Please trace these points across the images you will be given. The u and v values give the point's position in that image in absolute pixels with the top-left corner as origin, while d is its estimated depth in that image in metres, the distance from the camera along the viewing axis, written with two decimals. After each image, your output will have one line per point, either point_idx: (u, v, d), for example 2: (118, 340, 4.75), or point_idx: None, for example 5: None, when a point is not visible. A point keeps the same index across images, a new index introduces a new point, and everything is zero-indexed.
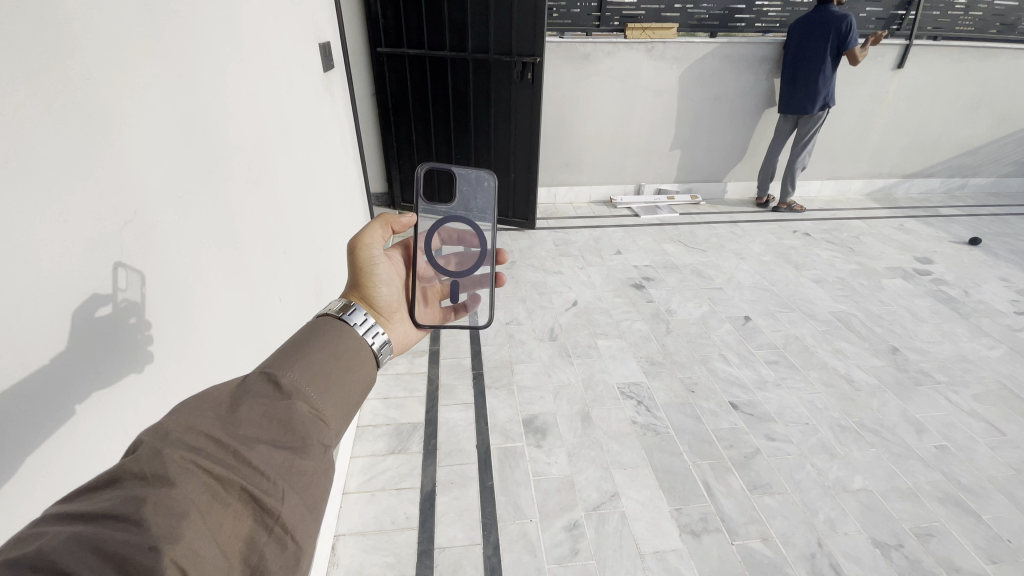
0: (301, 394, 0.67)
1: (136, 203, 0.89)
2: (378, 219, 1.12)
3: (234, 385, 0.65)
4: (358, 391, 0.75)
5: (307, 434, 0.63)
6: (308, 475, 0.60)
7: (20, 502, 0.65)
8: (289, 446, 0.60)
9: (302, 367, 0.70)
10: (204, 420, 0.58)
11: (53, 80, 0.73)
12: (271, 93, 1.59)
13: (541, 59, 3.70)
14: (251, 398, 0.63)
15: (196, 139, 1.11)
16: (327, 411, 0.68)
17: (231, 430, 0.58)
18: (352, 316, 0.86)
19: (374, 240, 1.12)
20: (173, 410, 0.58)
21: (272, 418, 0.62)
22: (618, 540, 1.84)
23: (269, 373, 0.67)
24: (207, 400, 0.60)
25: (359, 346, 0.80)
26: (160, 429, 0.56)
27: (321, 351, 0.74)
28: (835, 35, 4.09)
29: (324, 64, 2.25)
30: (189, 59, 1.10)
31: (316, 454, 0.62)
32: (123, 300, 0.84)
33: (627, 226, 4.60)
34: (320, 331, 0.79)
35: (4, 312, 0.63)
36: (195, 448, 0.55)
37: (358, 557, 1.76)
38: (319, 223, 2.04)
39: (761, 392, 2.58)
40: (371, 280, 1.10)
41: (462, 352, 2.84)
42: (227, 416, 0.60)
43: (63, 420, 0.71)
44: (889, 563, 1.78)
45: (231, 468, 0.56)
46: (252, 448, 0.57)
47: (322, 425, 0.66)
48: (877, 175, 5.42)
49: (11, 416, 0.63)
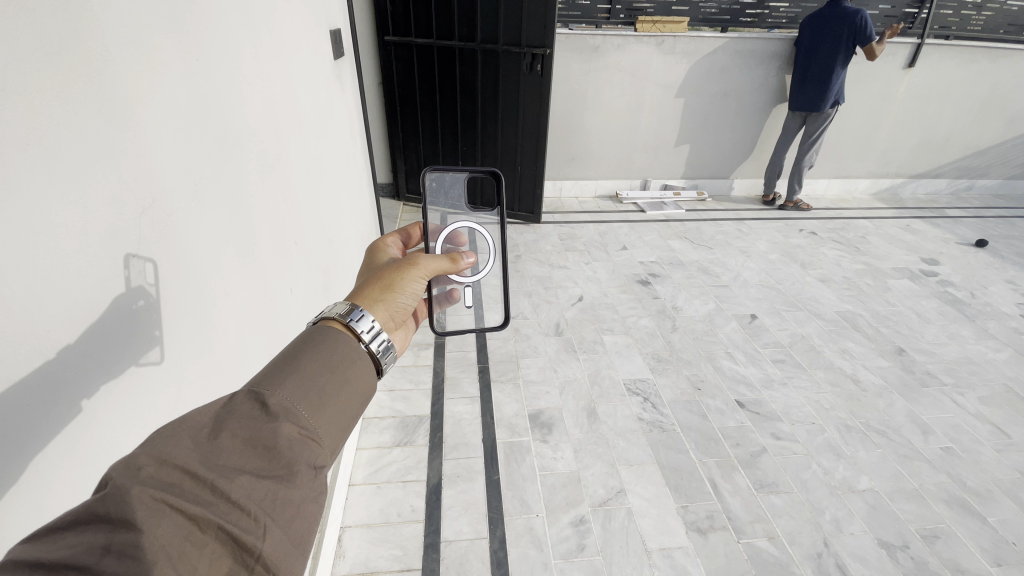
0: (290, 413, 0.60)
1: (153, 190, 0.87)
2: (447, 258, 1.11)
3: (218, 404, 0.59)
4: (356, 403, 0.68)
5: (295, 460, 0.57)
6: (295, 505, 0.56)
7: (26, 504, 0.63)
8: (273, 475, 0.56)
9: (294, 379, 0.63)
10: (180, 451, 0.53)
11: (74, 60, 0.71)
12: (284, 80, 1.57)
13: (551, 50, 3.62)
14: (234, 422, 0.57)
15: (212, 126, 1.10)
16: (322, 429, 0.62)
17: (210, 461, 0.54)
18: (358, 322, 0.79)
19: (432, 264, 1.07)
20: (146, 440, 0.52)
21: (255, 445, 0.56)
22: (625, 537, 1.84)
23: (256, 391, 0.61)
24: (186, 426, 0.55)
25: (359, 356, 0.71)
26: (129, 464, 0.51)
27: (317, 361, 0.66)
28: (850, 29, 4.04)
29: (335, 51, 2.23)
30: (205, 45, 1.08)
31: (305, 483, 0.57)
32: (136, 290, 0.82)
33: (632, 221, 4.58)
34: (316, 338, 0.70)
35: (26, 301, 0.61)
36: (166, 484, 0.51)
37: (365, 549, 1.76)
38: (329, 213, 2.03)
39: (768, 390, 2.58)
40: (398, 289, 0.98)
41: (467, 346, 2.82)
42: (207, 445, 0.55)
43: (67, 420, 0.68)
44: (895, 564, 1.79)
45: (208, 505, 0.51)
46: (231, 480, 0.53)
47: (315, 445, 0.61)
48: (884, 175, 5.40)
49: (15, 417, 0.59)
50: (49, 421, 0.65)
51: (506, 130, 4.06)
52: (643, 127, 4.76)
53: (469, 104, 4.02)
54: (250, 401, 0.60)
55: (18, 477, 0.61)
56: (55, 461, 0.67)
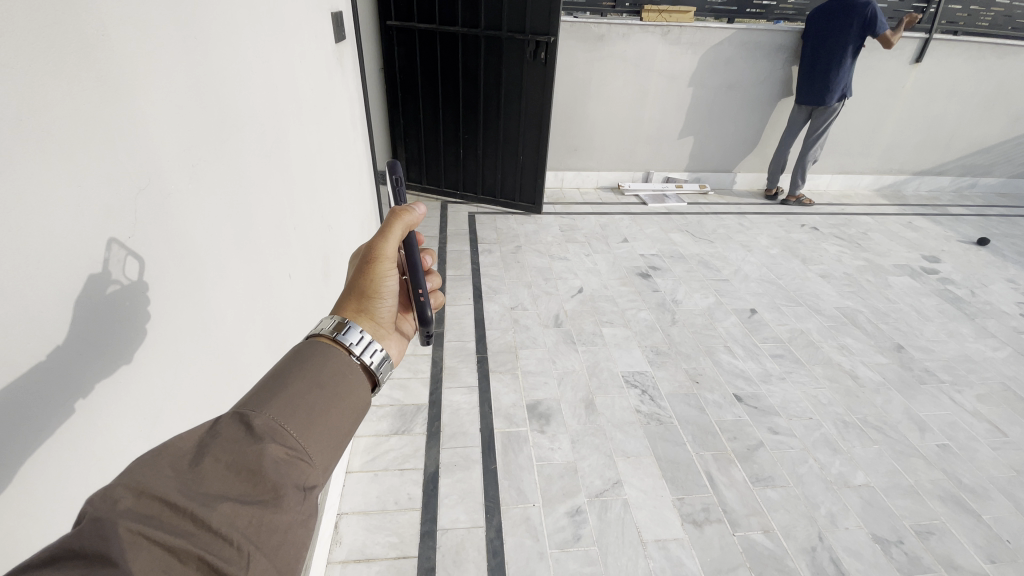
0: (276, 434, 0.60)
1: (149, 170, 0.85)
2: (396, 222, 1.00)
3: (202, 429, 0.60)
4: (350, 420, 0.70)
5: (281, 483, 0.57)
6: (281, 531, 0.55)
7: (25, 493, 0.62)
8: (259, 500, 0.55)
9: (281, 400, 0.64)
10: (160, 479, 0.52)
11: (68, 33, 0.69)
12: (285, 62, 1.55)
13: (555, 38, 3.60)
14: (217, 446, 0.57)
15: (210, 105, 1.07)
16: (312, 449, 0.63)
17: (191, 489, 0.53)
18: (347, 335, 0.81)
19: (392, 239, 0.99)
20: (123, 471, 0.52)
21: (240, 469, 0.56)
22: (620, 528, 1.85)
23: (241, 414, 0.61)
24: (166, 455, 0.55)
25: (351, 369, 0.73)
26: (105, 497, 0.50)
27: (305, 378, 0.68)
28: (859, 21, 3.98)
29: (336, 34, 2.19)
30: (204, 22, 1.05)
31: (293, 505, 0.57)
32: (116, 278, 0.76)
33: (633, 214, 4.56)
34: (304, 355, 0.72)
35: (17, 281, 0.60)
36: (145, 516, 0.49)
37: (361, 536, 1.77)
38: (328, 198, 2.00)
39: (766, 385, 2.58)
40: (376, 292, 0.98)
41: (466, 335, 2.81)
42: (188, 473, 0.54)
43: (63, 419, 0.67)
44: (888, 558, 1.81)
45: (188, 535, 0.50)
46: (212, 509, 0.52)
47: (304, 466, 0.61)
48: (888, 171, 5.37)
49: (9, 413, 0.58)
50: (42, 419, 0.63)
51: (509, 120, 4.03)
52: (646, 119, 4.72)
53: (472, 92, 3.98)
54: (235, 424, 0.60)
55: (18, 469, 0.60)
56: (51, 454, 0.66)
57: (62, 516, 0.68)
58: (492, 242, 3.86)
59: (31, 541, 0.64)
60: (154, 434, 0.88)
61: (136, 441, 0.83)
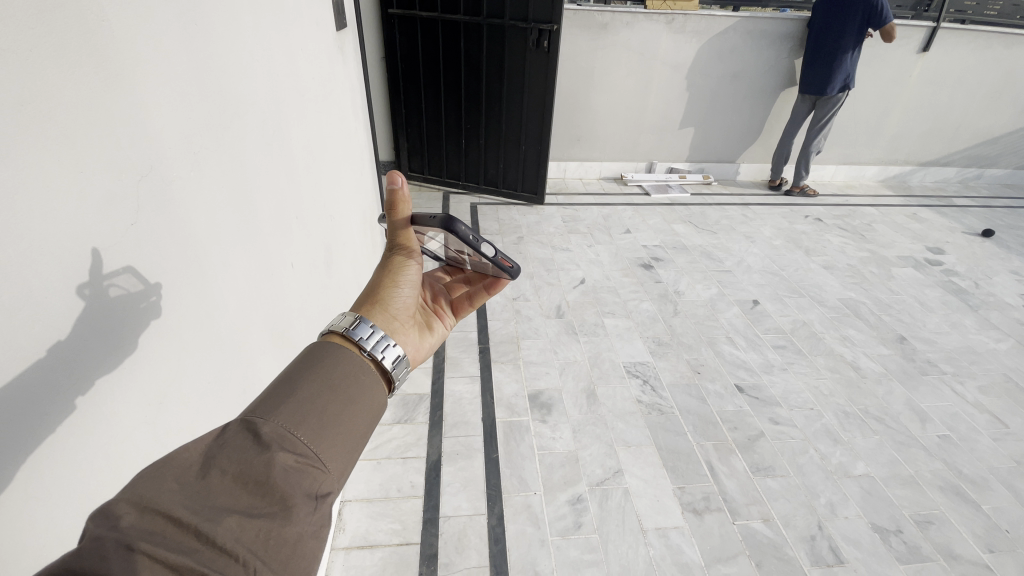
0: (285, 442, 0.61)
1: (151, 158, 0.86)
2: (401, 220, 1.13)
3: (210, 437, 0.60)
4: (363, 424, 0.71)
5: (291, 493, 0.58)
6: (291, 543, 0.56)
7: (33, 482, 0.64)
8: (268, 513, 0.56)
9: (291, 405, 0.65)
10: (166, 492, 0.53)
11: (69, 16, 0.68)
12: (285, 48, 1.53)
13: (558, 26, 3.57)
14: (224, 457, 0.58)
15: (211, 93, 1.07)
16: (324, 455, 0.64)
17: (197, 503, 0.53)
18: (358, 331, 0.83)
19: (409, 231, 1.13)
20: (128, 484, 0.52)
21: (247, 481, 0.57)
22: (621, 516, 1.86)
23: (249, 422, 0.62)
24: (174, 466, 0.55)
25: (362, 371, 0.75)
26: (109, 513, 0.50)
27: (315, 382, 0.69)
28: (863, 10, 3.92)
29: (336, 21, 2.16)
30: (204, 10, 1.04)
31: (303, 517, 0.57)
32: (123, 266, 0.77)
33: (636, 204, 4.54)
34: (315, 359, 0.73)
35: (22, 269, 0.60)
36: (147, 531, 0.49)
37: (364, 523, 1.79)
38: (330, 187, 1.99)
39: (767, 375, 2.59)
40: (391, 280, 1.03)
41: (467, 326, 2.81)
42: (195, 484, 0.55)
43: (68, 413, 0.68)
44: (887, 547, 1.82)
45: (192, 552, 0.50)
46: (217, 523, 0.52)
47: (318, 472, 0.62)
48: (892, 161, 5.32)
49: (14, 406, 0.59)
50: (48, 411, 0.65)
51: (511, 110, 4.01)
52: (650, 109, 4.69)
53: (474, 81, 3.95)
54: (243, 433, 0.61)
55: (25, 459, 0.62)
56: (60, 445, 0.67)
57: (68, 506, 0.69)
58: (494, 233, 3.86)
59: (38, 527, 0.65)
60: (157, 426, 0.88)
61: (141, 429, 0.83)
